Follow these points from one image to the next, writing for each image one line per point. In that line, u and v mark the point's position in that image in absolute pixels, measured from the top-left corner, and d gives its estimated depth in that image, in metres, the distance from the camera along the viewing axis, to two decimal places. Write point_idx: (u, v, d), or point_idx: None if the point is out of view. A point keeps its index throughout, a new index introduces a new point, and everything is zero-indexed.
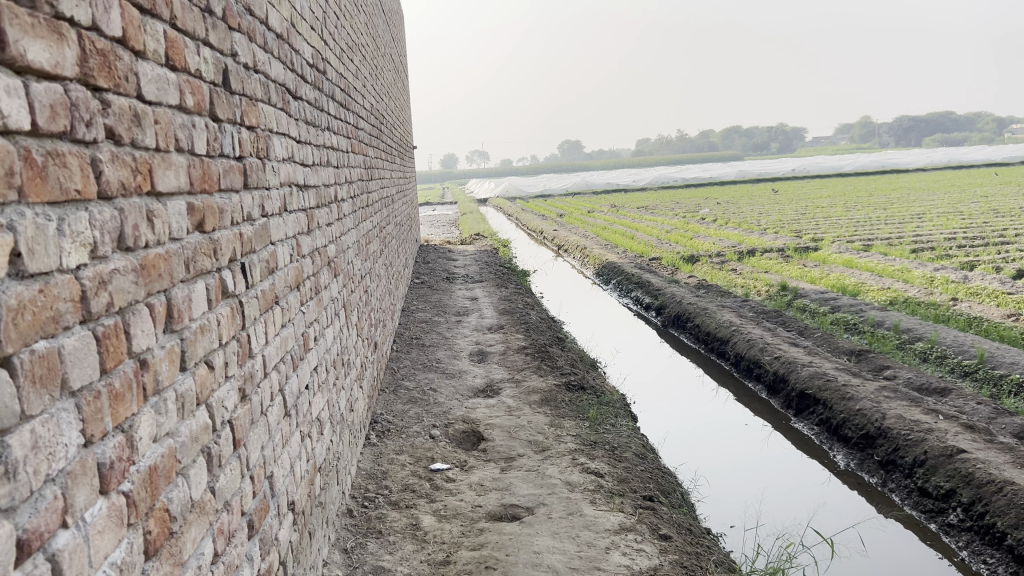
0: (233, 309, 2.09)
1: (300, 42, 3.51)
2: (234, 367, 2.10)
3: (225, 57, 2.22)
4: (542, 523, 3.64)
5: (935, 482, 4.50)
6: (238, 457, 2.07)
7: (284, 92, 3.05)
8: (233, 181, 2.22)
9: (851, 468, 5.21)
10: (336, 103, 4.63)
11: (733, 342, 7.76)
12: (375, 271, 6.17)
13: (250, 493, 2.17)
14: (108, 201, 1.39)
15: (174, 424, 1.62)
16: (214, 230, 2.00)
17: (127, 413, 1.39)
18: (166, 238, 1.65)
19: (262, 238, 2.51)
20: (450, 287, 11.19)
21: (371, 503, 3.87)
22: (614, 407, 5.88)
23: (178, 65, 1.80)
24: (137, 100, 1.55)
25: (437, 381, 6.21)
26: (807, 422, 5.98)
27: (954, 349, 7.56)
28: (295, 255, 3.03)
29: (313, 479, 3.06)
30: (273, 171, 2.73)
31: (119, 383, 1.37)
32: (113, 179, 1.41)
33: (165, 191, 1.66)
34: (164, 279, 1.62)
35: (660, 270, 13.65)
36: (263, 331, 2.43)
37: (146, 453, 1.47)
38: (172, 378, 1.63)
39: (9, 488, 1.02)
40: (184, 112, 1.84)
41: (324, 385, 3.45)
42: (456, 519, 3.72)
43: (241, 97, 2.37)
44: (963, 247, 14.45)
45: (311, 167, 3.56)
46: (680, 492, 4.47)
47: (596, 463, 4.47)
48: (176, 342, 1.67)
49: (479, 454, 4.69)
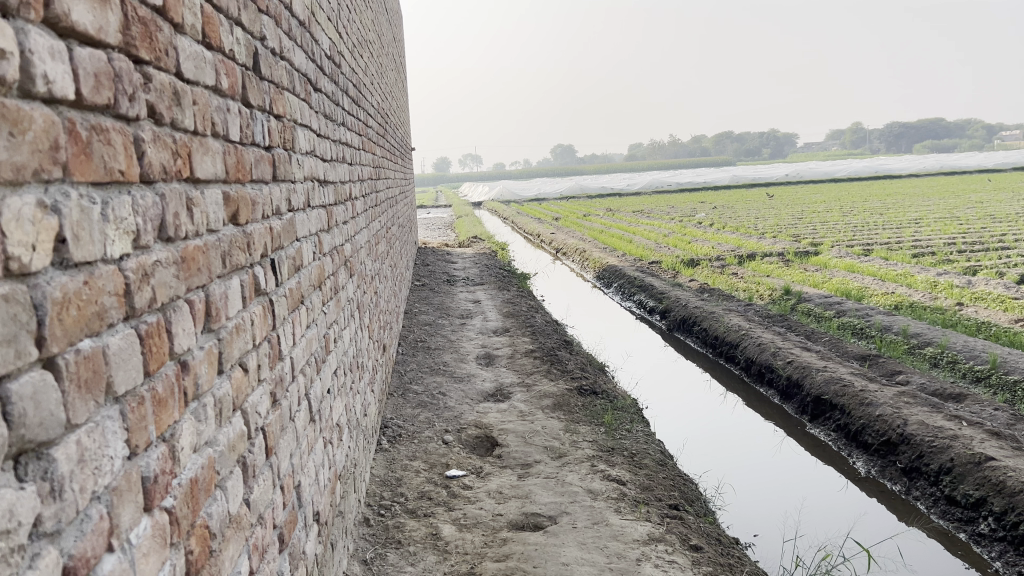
0: (264, 306, 1.96)
1: (319, 32, 3.37)
2: (266, 370, 1.96)
3: (255, 40, 2.09)
4: (567, 534, 3.50)
5: (964, 490, 4.38)
6: (270, 466, 1.94)
7: (306, 83, 2.92)
8: (263, 172, 2.09)
9: (872, 475, 5.10)
10: (348, 98, 4.50)
11: (742, 345, 7.64)
12: (382, 271, 6.03)
13: (281, 504, 2.03)
14: (150, 186, 1.26)
15: (213, 433, 1.49)
16: (247, 222, 1.86)
17: (170, 421, 1.26)
18: (204, 229, 1.52)
19: (290, 234, 2.38)
20: (451, 289, 11.05)
21: (387, 511, 3.73)
22: (628, 412, 5.75)
23: (214, 43, 1.67)
24: (176, 78, 1.41)
25: (445, 385, 6.07)
26: (823, 427, 5.86)
27: (966, 354, 7.45)
28: (318, 254, 2.89)
29: (334, 487, 2.93)
30: (297, 164, 2.60)
31: (162, 387, 1.23)
32: (155, 161, 1.27)
33: (202, 178, 1.53)
34: (203, 273, 1.49)
35: (662, 273, 13.54)
36: (291, 331, 2.29)
37: (187, 465, 1.33)
38: (210, 382, 1.50)
39: (55, 508, 0.88)
40: (220, 94, 1.71)
41: (343, 389, 3.32)
42: (478, 529, 3.59)
43: (269, 84, 2.23)
44: (963, 252, 14.38)
45: (329, 162, 3.43)
46: (702, 501, 4.34)
47: (616, 470, 4.34)
48: (214, 342, 1.53)
49: (494, 460, 4.56)
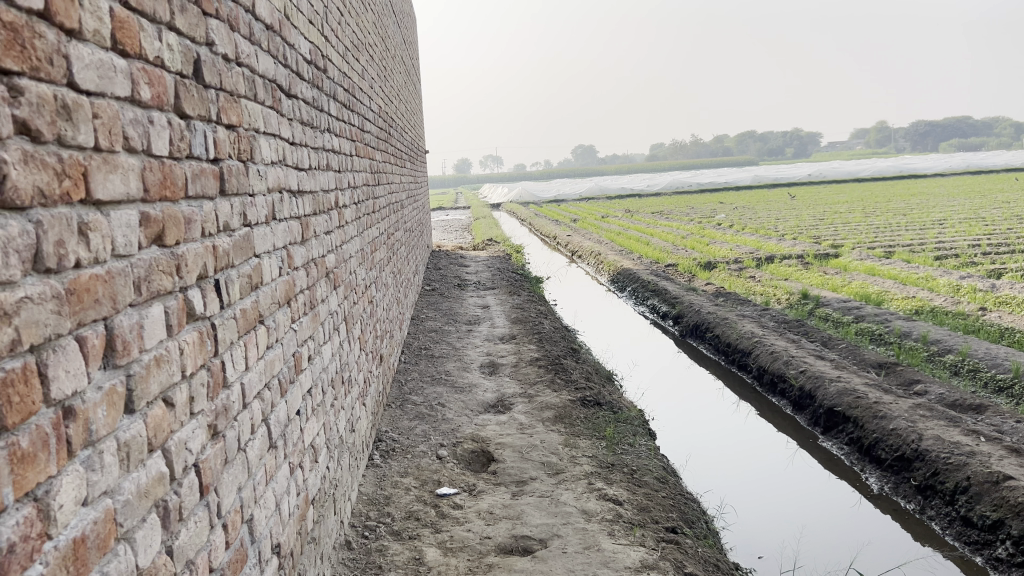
0: (201, 332, 1.82)
1: (296, 36, 3.21)
2: (202, 402, 1.82)
3: (197, 46, 1.94)
4: (557, 559, 3.35)
5: (980, 511, 4.17)
6: (207, 506, 1.79)
7: (275, 90, 2.77)
8: (206, 186, 1.94)
9: (886, 492, 4.91)
10: (338, 103, 4.35)
11: (755, 354, 7.43)
12: (381, 280, 5.88)
13: (222, 543, 1.89)
14: (18, 212, 1.12)
15: (115, 481, 1.35)
16: (178, 243, 1.72)
17: (40, 477, 1.12)
18: (107, 256, 1.37)
19: (244, 250, 2.23)
20: (461, 295, 10.88)
21: (372, 534, 3.60)
22: (633, 425, 5.59)
23: (131, 50, 1.53)
24: (66, 89, 1.27)
25: (446, 396, 5.92)
26: (836, 440, 5.66)
27: (987, 362, 7.19)
28: (286, 269, 2.75)
29: (304, 513, 2.79)
30: (258, 175, 2.46)
31: (28, 442, 1.09)
32: (24, 186, 1.13)
33: (106, 198, 1.38)
34: (102, 305, 1.34)
35: (677, 277, 13.31)
36: (242, 355, 2.15)
37: (70, 523, 1.19)
38: (112, 425, 1.35)
39: None
40: (139, 106, 1.56)
41: (320, 408, 3.19)
42: (463, 553, 3.44)
43: (218, 92, 2.09)
44: (988, 255, 13.99)
45: (307, 172, 3.28)
46: (703, 522, 4.20)
47: (613, 489, 4.17)
48: (119, 380, 1.39)
49: (488, 476, 4.40)
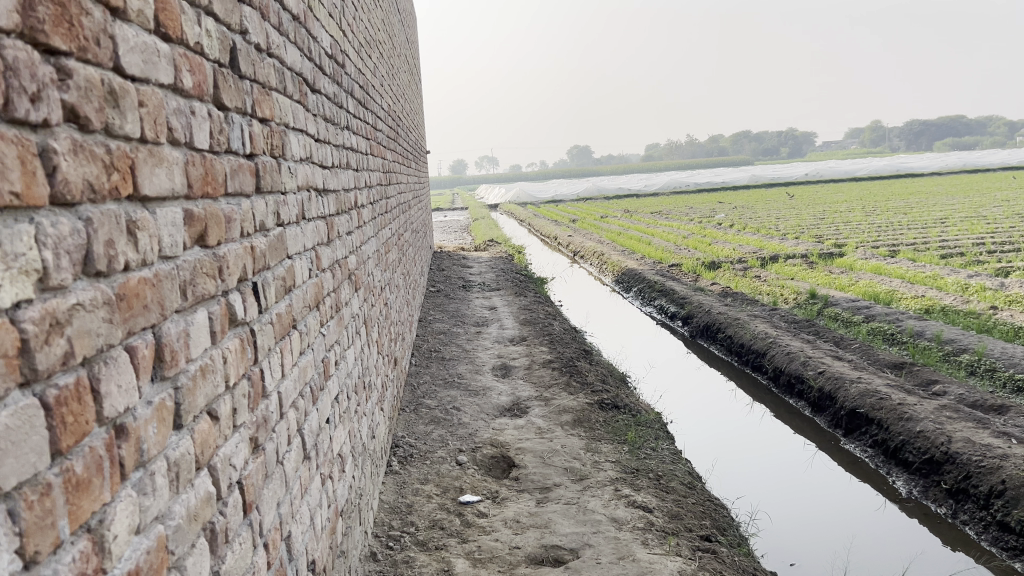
0: (241, 339, 1.69)
1: (318, 28, 3.10)
2: (244, 413, 1.70)
3: (233, 33, 1.82)
4: (591, 571, 3.24)
5: (1017, 516, 4.05)
6: (249, 525, 1.67)
7: (301, 83, 2.65)
8: (243, 183, 1.82)
9: (914, 496, 4.81)
10: (354, 100, 4.23)
11: (770, 354, 7.33)
12: (394, 280, 5.77)
13: (263, 564, 1.77)
14: (67, 209, 1.00)
15: (165, 504, 1.23)
16: (219, 244, 1.60)
17: (94, 506, 1.00)
18: (154, 257, 1.25)
19: (278, 251, 2.11)
20: (467, 296, 10.76)
21: (396, 544, 3.47)
22: (653, 428, 5.47)
23: (173, 34, 1.40)
24: (113, 73, 1.15)
25: (460, 398, 5.81)
26: (859, 443, 5.55)
27: (1004, 361, 7.08)
28: (314, 270, 2.63)
29: (334, 526, 2.67)
30: (289, 173, 2.33)
31: (82, 467, 0.97)
32: (74, 179, 1.01)
33: (152, 194, 1.26)
34: (151, 310, 1.22)
35: (683, 277, 13.20)
36: (278, 363, 2.03)
37: (124, 554, 1.07)
38: (161, 443, 1.23)
39: None
40: (180, 94, 1.44)
41: (345, 415, 3.07)
42: (493, 564, 3.32)
43: (252, 84, 1.96)
44: (993, 253, 13.90)
45: (331, 169, 3.16)
46: (735, 529, 4.09)
47: (642, 495, 4.06)
48: (167, 394, 1.26)
49: (511, 483, 4.28)
